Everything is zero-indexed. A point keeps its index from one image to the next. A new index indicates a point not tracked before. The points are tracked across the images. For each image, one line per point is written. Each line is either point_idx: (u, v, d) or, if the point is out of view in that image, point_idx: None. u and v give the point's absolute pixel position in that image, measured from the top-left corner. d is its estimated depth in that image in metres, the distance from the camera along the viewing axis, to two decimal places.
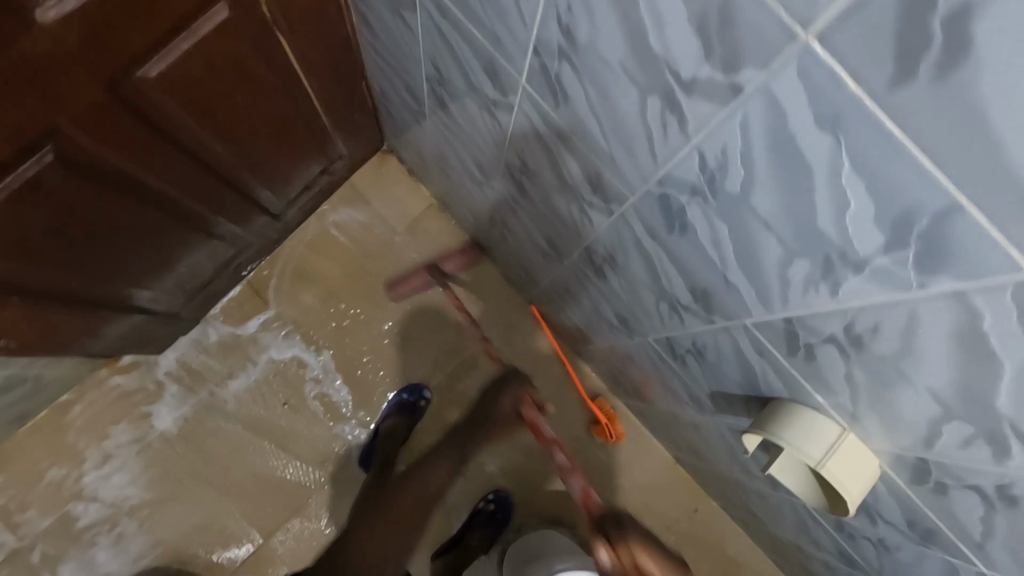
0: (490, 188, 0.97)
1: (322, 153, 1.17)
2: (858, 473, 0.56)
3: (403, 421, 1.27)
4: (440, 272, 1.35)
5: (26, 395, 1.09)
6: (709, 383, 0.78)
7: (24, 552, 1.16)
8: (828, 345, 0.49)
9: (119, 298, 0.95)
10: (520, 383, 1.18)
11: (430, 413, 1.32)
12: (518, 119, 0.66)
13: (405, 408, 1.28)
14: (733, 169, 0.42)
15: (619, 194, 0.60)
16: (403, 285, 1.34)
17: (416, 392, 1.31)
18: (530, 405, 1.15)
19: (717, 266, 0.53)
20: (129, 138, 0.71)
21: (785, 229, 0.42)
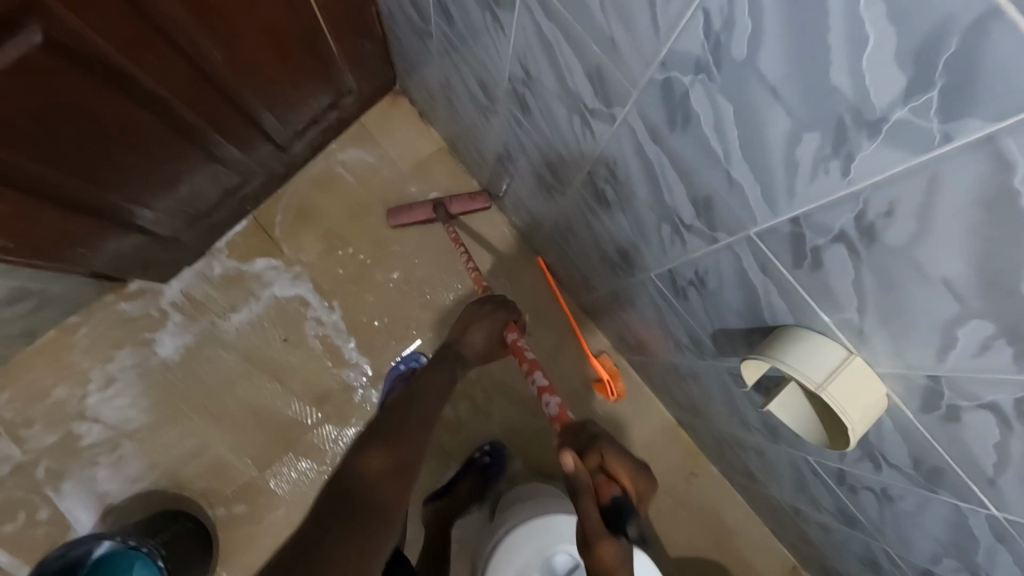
0: (495, 114, 0.93)
1: (329, 82, 1.14)
2: (864, 401, 0.51)
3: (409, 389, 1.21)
4: (446, 209, 1.28)
5: (31, 310, 1.11)
6: (710, 320, 0.75)
7: (28, 466, 1.19)
8: (836, 245, 0.44)
9: (117, 211, 0.95)
10: (503, 307, 1.05)
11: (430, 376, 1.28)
12: (520, 16, 0.62)
13: (407, 377, 1.23)
14: (739, 26, 0.38)
15: (620, 91, 0.56)
16: (403, 214, 1.28)
17: (413, 360, 1.28)
18: (513, 327, 1.04)
19: (720, 162, 0.49)
20: (123, 36, 0.70)
21: (795, 96, 0.37)
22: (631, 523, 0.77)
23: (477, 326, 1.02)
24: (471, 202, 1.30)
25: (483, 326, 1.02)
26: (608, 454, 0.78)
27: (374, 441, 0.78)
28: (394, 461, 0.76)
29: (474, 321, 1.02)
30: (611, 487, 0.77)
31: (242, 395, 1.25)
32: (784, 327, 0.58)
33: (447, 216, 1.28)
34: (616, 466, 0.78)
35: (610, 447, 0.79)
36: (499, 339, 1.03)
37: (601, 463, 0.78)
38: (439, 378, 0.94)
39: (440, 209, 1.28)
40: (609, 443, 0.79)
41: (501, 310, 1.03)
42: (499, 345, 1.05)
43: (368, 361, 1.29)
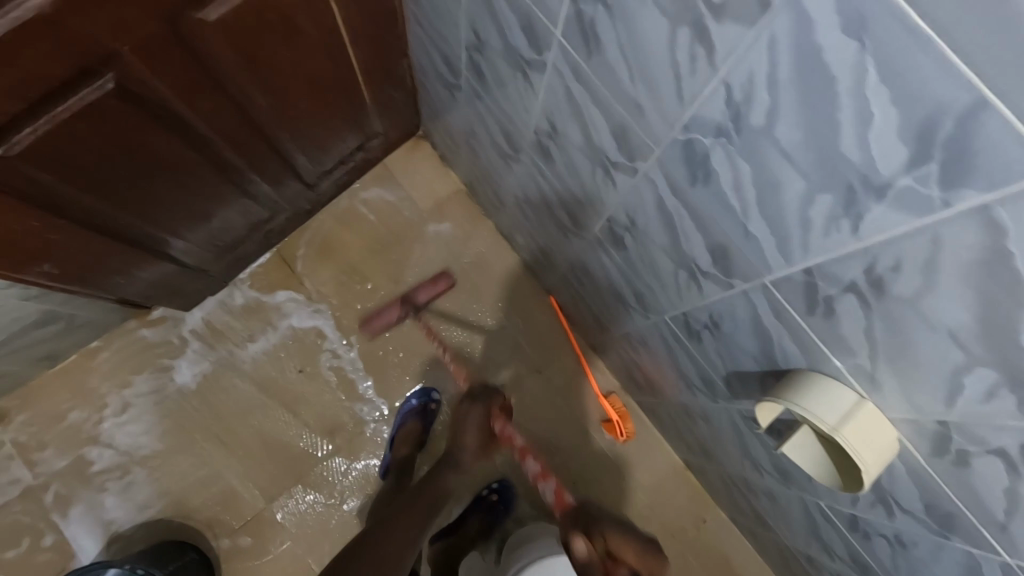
0: (517, 163, 0.99)
1: (358, 127, 1.21)
2: (876, 444, 0.54)
3: (419, 426, 1.25)
4: (413, 303, 1.24)
5: (57, 335, 1.14)
6: (724, 362, 0.78)
7: (38, 491, 1.19)
8: (847, 295, 0.48)
9: (154, 243, 1.00)
10: (481, 402, 1.13)
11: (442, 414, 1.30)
12: (550, 77, 0.68)
13: (416, 413, 1.25)
14: (758, 98, 0.42)
15: (643, 147, 0.61)
16: (374, 322, 1.22)
17: (425, 395, 1.27)
18: (497, 415, 1.11)
19: (737, 215, 0.54)
20: (180, 81, 0.76)
21: (808, 161, 0.42)
22: None
23: (466, 424, 1.12)
24: (434, 287, 1.26)
25: (467, 422, 1.12)
26: (610, 539, 1.06)
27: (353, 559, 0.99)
28: (399, 548, 1.02)
29: (461, 423, 1.13)
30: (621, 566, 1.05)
31: (254, 425, 1.27)
32: (797, 370, 0.61)
33: (416, 308, 1.24)
34: (620, 548, 1.06)
35: (614, 533, 1.07)
36: (487, 430, 1.12)
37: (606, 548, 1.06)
38: (432, 489, 1.12)
39: (410, 305, 1.24)
40: (614, 533, 1.07)
41: (477, 406, 1.11)
42: (489, 439, 1.13)
43: (379, 393, 1.31)
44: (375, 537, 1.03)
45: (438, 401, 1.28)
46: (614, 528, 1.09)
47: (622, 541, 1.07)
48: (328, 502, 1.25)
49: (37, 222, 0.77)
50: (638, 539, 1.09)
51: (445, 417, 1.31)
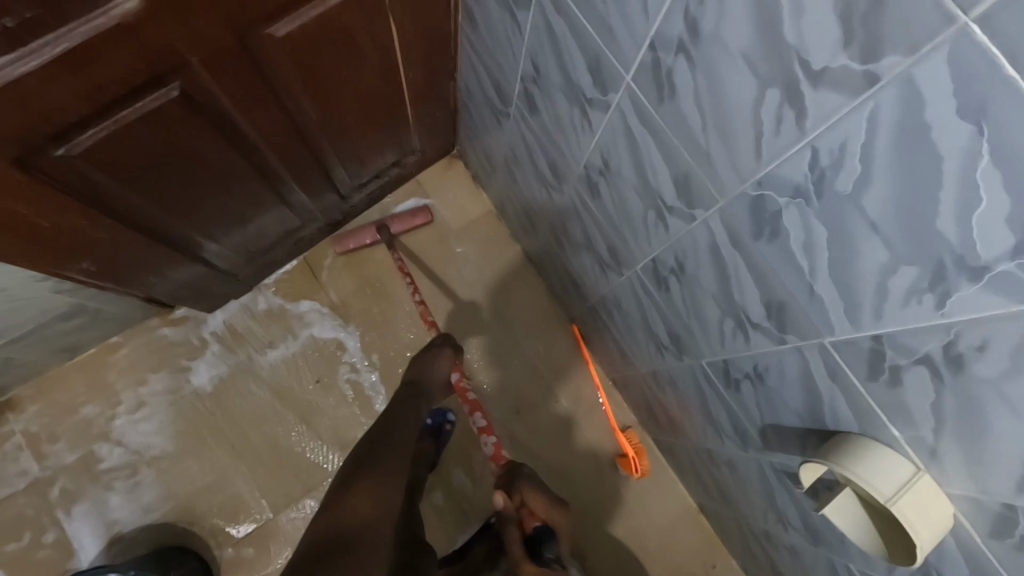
0: (559, 192, 0.99)
1: (398, 142, 1.21)
2: (931, 518, 0.52)
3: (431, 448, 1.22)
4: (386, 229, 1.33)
5: (81, 327, 1.13)
6: (762, 415, 0.77)
7: (44, 484, 1.17)
8: (918, 367, 0.47)
9: (190, 245, 1.00)
10: (450, 344, 1.15)
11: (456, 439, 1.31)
12: (611, 117, 0.68)
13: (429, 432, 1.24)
14: (848, 167, 0.42)
15: (705, 196, 0.60)
16: (349, 241, 1.32)
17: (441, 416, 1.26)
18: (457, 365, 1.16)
19: (804, 274, 0.53)
20: (240, 91, 0.76)
21: (896, 233, 0.41)
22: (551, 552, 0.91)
23: (437, 359, 1.12)
24: (410, 219, 1.36)
25: (435, 362, 1.12)
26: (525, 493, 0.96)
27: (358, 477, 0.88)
28: (367, 502, 0.84)
29: (428, 361, 1.11)
30: (534, 517, 0.95)
31: (266, 433, 1.25)
32: (847, 434, 0.60)
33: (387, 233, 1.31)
34: (533, 501, 0.96)
35: (531, 489, 0.97)
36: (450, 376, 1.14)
37: (522, 500, 0.96)
38: (407, 409, 1.03)
39: (384, 232, 1.31)
40: (528, 482, 0.98)
41: (447, 347, 1.13)
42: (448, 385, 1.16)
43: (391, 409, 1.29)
44: (369, 457, 0.92)
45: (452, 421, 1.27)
46: (527, 475, 1.00)
47: (535, 495, 0.96)
48: None
49: (84, 219, 0.77)
50: (552, 496, 0.99)
51: (460, 438, 1.31)
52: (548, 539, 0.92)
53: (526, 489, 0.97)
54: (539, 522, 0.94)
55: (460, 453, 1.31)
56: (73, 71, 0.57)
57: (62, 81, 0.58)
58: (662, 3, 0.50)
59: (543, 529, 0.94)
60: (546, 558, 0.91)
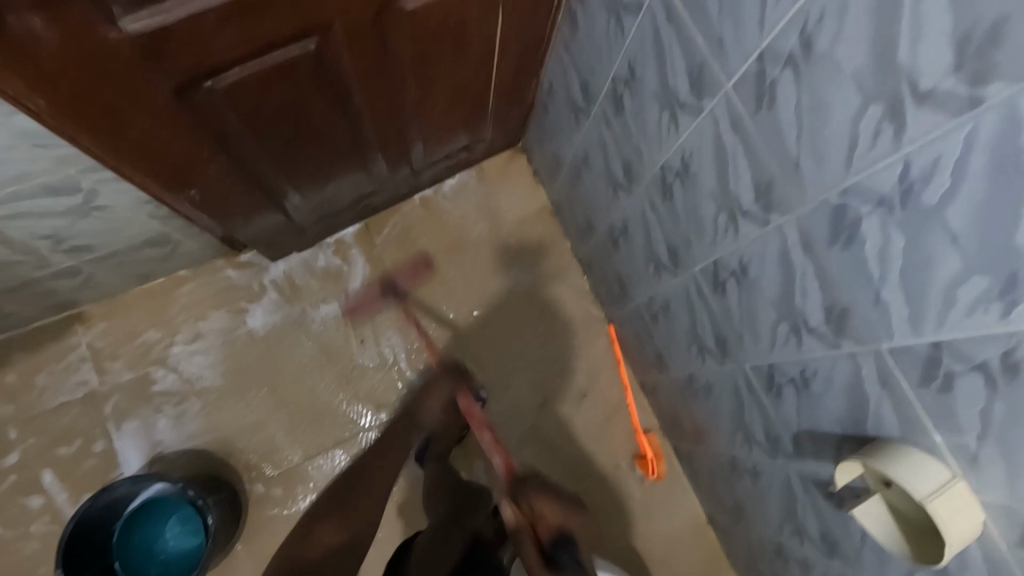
0: (627, 192, 1.05)
1: (476, 129, 1.28)
2: (963, 519, 0.56)
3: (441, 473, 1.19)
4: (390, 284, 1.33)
5: (159, 257, 1.22)
6: (800, 421, 0.81)
7: (101, 397, 1.25)
8: (973, 373, 0.52)
9: (278, 194, 1.08)
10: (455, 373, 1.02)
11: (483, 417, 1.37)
12: (702, 121, 0.74)
13: None
14: (938, 180, 0.47)
15: (785, 203, 0.66)
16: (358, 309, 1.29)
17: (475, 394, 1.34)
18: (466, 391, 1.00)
19: (872, 281, 0.58)
20: (366, 57, 0.84)
21: (974, 245, 0.47)
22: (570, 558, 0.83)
23: (429, 394, 1.04)
24: (413, 273, 1.35)
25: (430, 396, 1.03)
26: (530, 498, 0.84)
27: (328, 514, 0.89)
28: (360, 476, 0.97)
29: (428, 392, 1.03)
30: (548, 525, 0.84)
31: (309, 381, 1.32)
32: (888, 439, 0.64)
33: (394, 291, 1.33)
34: (545, 511, 0.85)
35: (544, 497, 0.86)
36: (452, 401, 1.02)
37: (532, 512, 0.84)
38: (394, 451, 1.00)
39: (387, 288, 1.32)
40: (535, 488, 0.86)
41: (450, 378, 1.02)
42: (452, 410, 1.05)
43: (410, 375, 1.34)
44: (346, 494, 0.93)
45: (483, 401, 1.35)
46: (533, 482, 0.87)
47: (542, 498, 0.85)
48: None
49: (204, 150, 0.85)
50: (564, 500, 0.87)
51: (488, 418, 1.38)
52: (566, 547, 0.84)
53: (533, 494, 0.85)
54: (554, 530, 0.84)
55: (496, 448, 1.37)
56: (242, 14, 0.66)
57: (232, 20, 0.66)
58: (780, 20, 0.56)
59: (559, 537, 0.84)
60: (563, 567, 0.82)
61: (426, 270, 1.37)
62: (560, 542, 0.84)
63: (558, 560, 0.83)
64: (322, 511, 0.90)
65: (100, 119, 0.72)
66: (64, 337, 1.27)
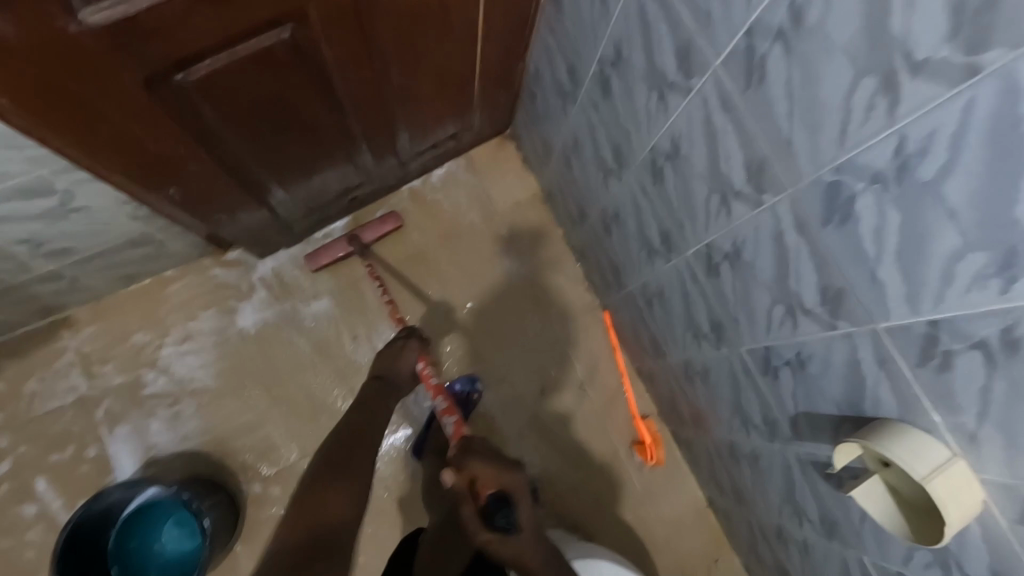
0: (618, 177, 1.03)
1: (462, 117, 1.25)
2: (962, 499, 0.55)
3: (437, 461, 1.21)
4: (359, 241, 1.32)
5: (144, 258, 1.19)
6: (798, 403, 0.80)
7: (92, 402, 1.23)
8: (971, 352, 0.51)
9: (261, 189, 1.05)
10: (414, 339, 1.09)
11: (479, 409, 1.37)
12: (691, 101, 0.72)
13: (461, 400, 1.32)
14: (934, 154, 0.46)
15: (777, 183, 0.64)
16: (321, 256, 1.31)
17: (469, 385, 1.33)
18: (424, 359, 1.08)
19: (868, 261, 0.57)
20: (344, 44, 0.81)
21: (972, 220, 0.45)
22: (512, 518, 0.84)
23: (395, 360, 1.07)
24: (383, 227, 1.35)
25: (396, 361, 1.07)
26: (473, 463, 0.82)
27: (330, 478, 0.88)
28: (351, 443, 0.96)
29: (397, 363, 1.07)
30: (487, 488, 0.83)
31: (303, 379, 1.30)
32: (886, 420, 0.63)
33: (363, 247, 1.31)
34: (482, 476, 0.82)
35: (477, 459, 0.83)
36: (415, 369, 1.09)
37: (471, 476, 0.82)
38: (376, 416, 1.02)
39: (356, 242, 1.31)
40: (477, 451, 0.84)
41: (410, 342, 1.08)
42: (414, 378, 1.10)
43: None
44: (347, 455, 0.93)
45: (480, 391, 1.34)
46: (477, 444, 0.85)
47: (484, 464, 0.83)
48: None
49: (181, 146, 0.83)
50: (502, 461, 0.84)
51: (484, 409, 1.37)
52: (505, 509, 0.84)
53: (472, 459, 0.83)
54: (494, 491, 0.83)
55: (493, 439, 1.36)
56: (209, 3, 0.63)
57: (199, 10, 0.63)
58: None
59: (499, 496, 0.84)
60: (500, 526, 0.84)
61: (394, 225, 1.35)
62: (498, 500, 0.84)
63: (494, 521, 0.84)
64: (321, 477, 0.88)
65: (69, 117, 0.69)
66: (51, 343, 1.25)
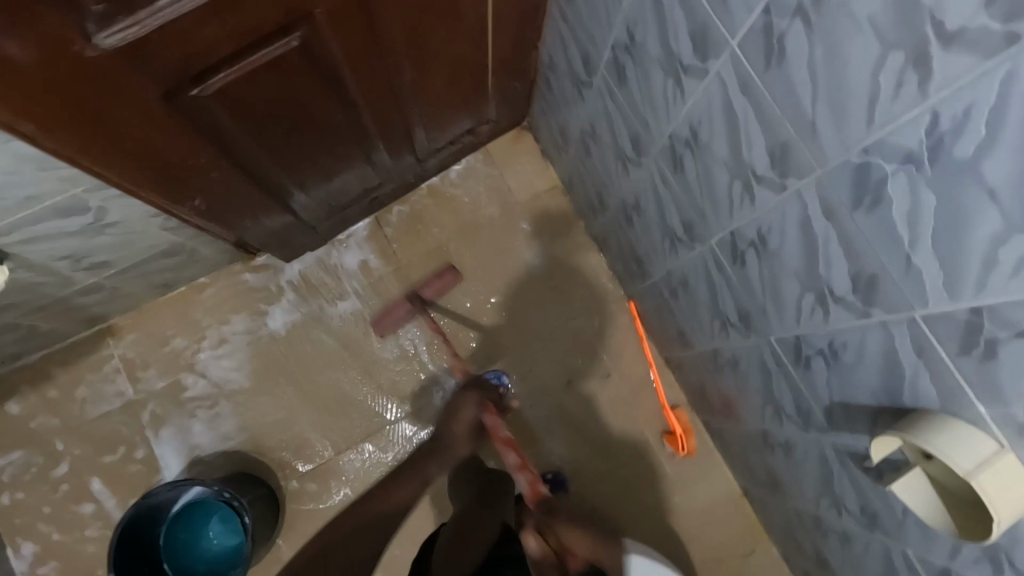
0: (637, 165, 1.00)
1: (477, 111, 1.24)
2: (1011, 493, 0.52)
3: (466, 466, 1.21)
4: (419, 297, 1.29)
5: (177, 266, 1.24)
6: (832, 393, 0.77)
7: (138, 405, 1.29)
8: (1018, 340, 0.47)
9: (282, 194, 1.07)
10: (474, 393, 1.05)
11: None
12: (708, 84, 0.69)
13: None
14: (971, 130, 0.43)
15: (802, 166, 0.61)
16: (386, 320, 1.30)
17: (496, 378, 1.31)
18: (491, 409, 1.03)
19: (902, 246, 0.54)
20: (353, 46, 0.81)
21: (1016, 201, 0.42)
22: None
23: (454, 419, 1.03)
24: (438, 280, 1.30)
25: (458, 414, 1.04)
26: (559, 529, 0.87)
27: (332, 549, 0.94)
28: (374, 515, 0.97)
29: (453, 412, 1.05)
30: (578, 559, 0.85)
31: (334, 378, 1.33)
32: (926, 411, 0.60)
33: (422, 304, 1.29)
34: (574, 544, 0.85)
35: (569, 529, 0.87)
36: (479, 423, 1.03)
37: (559, 545, 0.87)
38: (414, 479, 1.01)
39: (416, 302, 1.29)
40: (564, 520, 0.88)
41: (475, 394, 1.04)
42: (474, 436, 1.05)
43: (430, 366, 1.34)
44: (358, 525, 0.96)
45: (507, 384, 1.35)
46: (564, 513, 0.89)
47: (572, 532, 0.86)
48: (390, 464, 1.30)
49: (202, 157, 0.85)
50: (593, 530, 0.86)
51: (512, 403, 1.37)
52: None
53: (562, 528, 0.87)
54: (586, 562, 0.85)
55: (522, 432, 1.36)
56: (218, 16, 0.64)
57: (209, 25, 0.64)
58: None
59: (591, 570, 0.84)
60: None
61: (454, 279, 1.31)
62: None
63: None
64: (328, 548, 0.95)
65: (96, 136, 0.72)
66: (98, 350, 1.31)
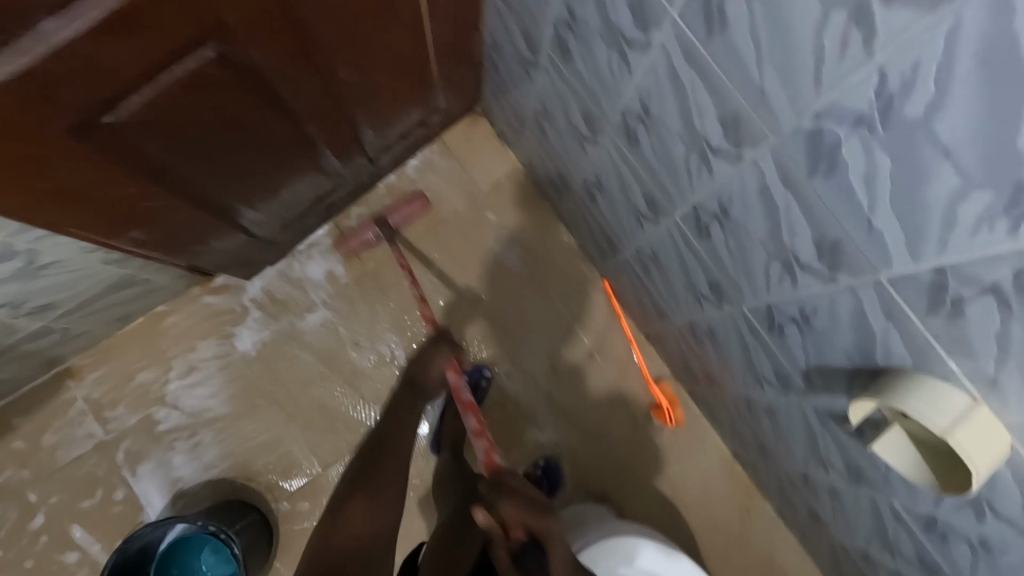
0: (594, 144, 0.97)
1: (425, 102, 1.19)
2: (988, 448, 0.52)
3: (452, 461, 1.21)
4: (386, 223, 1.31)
5: (131, 298, 1.18)
6: (808, 358, 0.76)
7: (111, 445, 1.25)
8: (984, 296, 0.47)
9: (230, 213, 1.02)
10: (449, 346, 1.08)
11: (492, 396, 1.35)
12: (653, 57, 0.66)
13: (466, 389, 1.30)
14: (920, 87, 0.41)
15: (755, 135, 0.59)
16: (351, 240, 1.30)
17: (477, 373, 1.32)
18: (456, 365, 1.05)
19: (862, 210, 0.52)
20: (281, 53, 0.76)
21: (970, 158, 0.40)
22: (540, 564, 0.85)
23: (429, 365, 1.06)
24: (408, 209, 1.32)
25: (429, 367, 1.06)
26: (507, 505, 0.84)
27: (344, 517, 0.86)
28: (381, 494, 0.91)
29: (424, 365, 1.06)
30: (517, 530, 0.84)
31: (313, 393, 1.30)
32: (899, 370, 0.59)
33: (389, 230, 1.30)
34: (512, 519, 0.83)
35: (507, 497, 0.85)
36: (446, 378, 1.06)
37: (501, 518, 0.83)
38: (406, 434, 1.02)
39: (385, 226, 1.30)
40: (506, 491, 0.85)
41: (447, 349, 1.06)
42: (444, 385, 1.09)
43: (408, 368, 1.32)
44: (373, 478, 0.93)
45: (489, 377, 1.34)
46: (508, 484, 0.87)
47: (518, 507, 0.84)
48: None
49: (133, 185, 0.80)
50: (535, 505, 0.86)
51: (497, 395, 1.36)
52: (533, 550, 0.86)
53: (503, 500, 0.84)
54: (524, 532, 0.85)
55: (510, 423, 1.35)
56: (120, 39, 0.59)
57: (110, 48, 0.59)
58: None
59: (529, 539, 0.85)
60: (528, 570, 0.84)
61: (422, 208, 1.33)
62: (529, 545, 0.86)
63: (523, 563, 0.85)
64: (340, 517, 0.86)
65: (9, 180, 0.66)
66: (60, 394, 1.25)
